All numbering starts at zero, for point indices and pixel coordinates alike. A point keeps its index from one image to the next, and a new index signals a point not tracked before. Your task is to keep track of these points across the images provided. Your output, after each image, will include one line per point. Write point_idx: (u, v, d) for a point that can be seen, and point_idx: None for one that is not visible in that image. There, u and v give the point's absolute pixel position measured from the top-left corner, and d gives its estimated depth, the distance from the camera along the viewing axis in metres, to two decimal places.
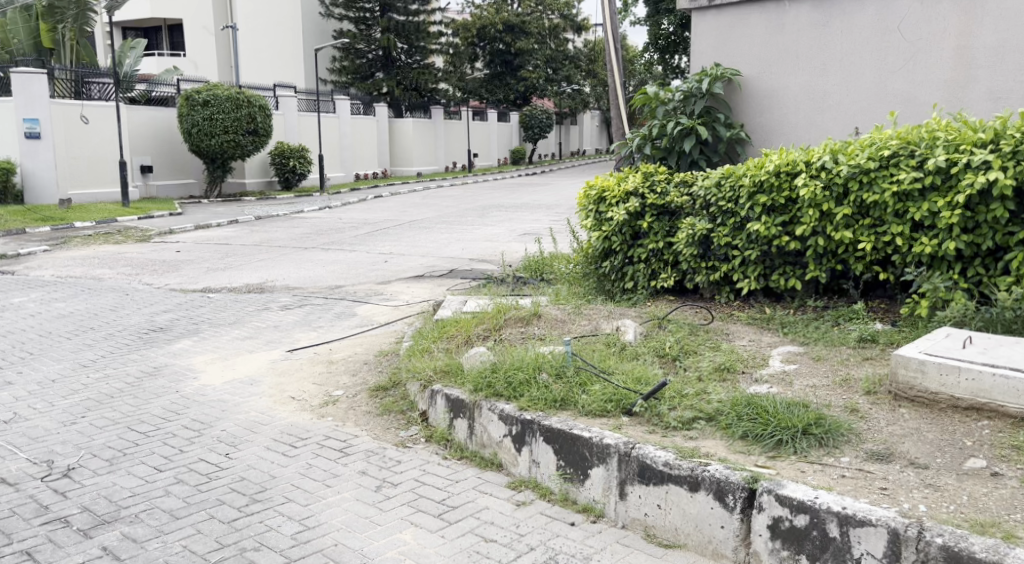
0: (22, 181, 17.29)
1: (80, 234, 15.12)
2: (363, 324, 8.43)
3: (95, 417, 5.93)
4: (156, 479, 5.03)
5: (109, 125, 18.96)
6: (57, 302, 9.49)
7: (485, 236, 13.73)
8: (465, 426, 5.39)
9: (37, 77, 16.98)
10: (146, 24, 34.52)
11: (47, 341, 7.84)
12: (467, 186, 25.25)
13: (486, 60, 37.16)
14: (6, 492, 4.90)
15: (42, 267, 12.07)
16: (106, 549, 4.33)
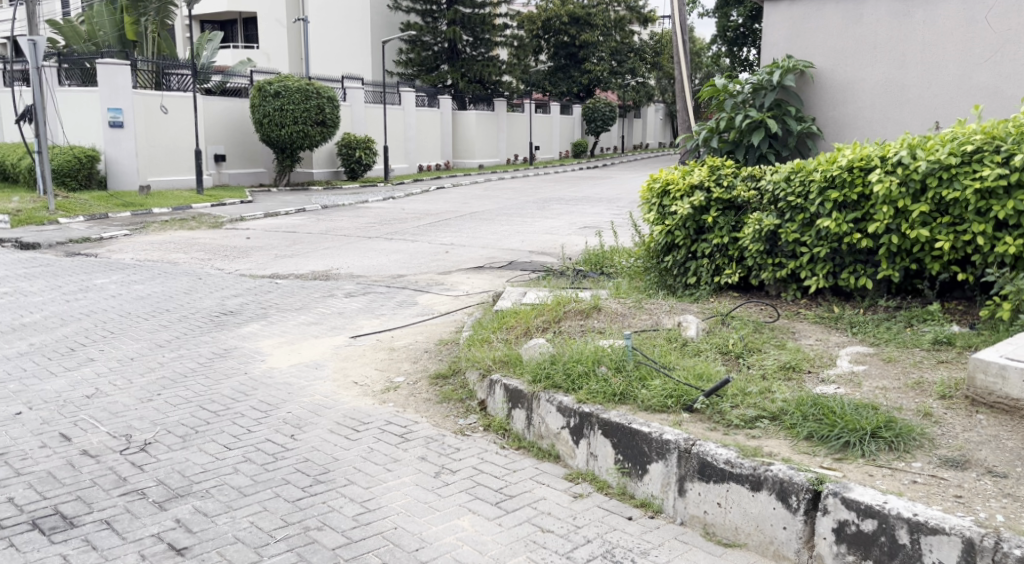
0: (106, 168, 17.99)
1: (158, 219, 15.55)
2: (424, 313, 8.52)
3: (170, 395, 6.11)
4: (225, 457, 5.16)
5: (186, 115, 19.40)
6: (135, 284, 9.79)
7: (545, 228, 13.73)
8: (523, 417, 5.41)
9: (121, 68, 17.51)
10: (222, 16, 35.37)
11: (127, 321, 8.10)
12: (528, 178, 25.26)
13: (550, 52, 37.15)
14: (87, 462, 5.08)
15: (123, 250, 12.47)
16: (179, 522, 4.46)
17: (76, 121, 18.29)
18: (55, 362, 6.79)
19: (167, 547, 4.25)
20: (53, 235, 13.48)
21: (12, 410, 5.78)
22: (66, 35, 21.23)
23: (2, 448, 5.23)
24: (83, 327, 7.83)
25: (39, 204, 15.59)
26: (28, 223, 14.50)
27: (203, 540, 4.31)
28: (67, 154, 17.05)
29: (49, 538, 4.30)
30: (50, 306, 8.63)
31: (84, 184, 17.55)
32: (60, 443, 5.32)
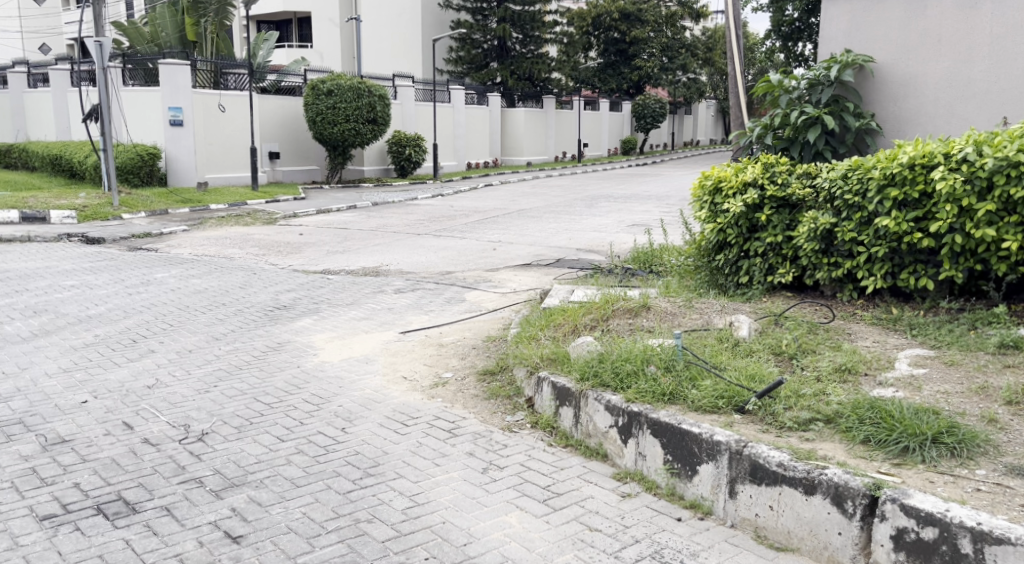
0: (166, 165, 18.45)
1: (215, 215, 15.84)
2: (472, 309, 8.55)
3: (226, 387, 6.22)
4: (279, 449, 5.23)
5: (243, 114, 19.69)
6: (193, 279, 9.97)
7: (594, 226, 13.66)
8: (570, 415, 5.39)
9: (181, 68, 17.94)
10: (278, 17, 35.91)
11: (185, 314, 8.26)
12: (576, 176, 25.19)
13: (599, 49, 37.17)
14: (147, 450, 5.18)
15: (181, 246, 12.71)
16: (235, 511, 4.53)
17: (139, 119, 18.73)
18: (118, 353, 6.95)
19: (223, 535, 4.32)
20: (116, 230, 13.80)
21: (77, 399, 5.93)
22: (130, 35, 21.70)
23: (68, 434, 5.37)
24: (144, 319, 7.99)
25: (103, 200, 15.95)
26: (94, 219, 14.86)
27: (258, 529, 4.38)
28: (131, 152, 17.55)
29: (113, 523, 4.39)
30: (113, 299, 8.82)
31: (146, 181, 18.01)
32: (122, 431, 5.44)
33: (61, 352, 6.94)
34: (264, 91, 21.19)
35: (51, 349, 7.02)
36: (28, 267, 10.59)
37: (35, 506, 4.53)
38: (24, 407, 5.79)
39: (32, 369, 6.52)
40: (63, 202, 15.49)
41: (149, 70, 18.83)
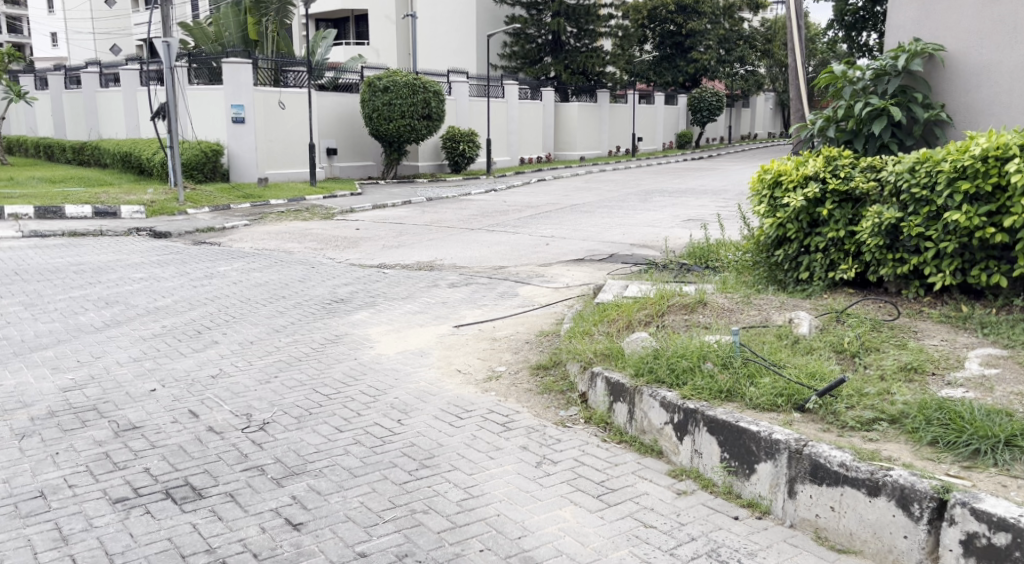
0: (229, 161, 18.81)
1: (275, 210, 16.09)
2: (525, 304, 8.54)
3: (286, 378, 6.32)
4: (337, 439, 5.30)
5: (302, 111, 19.96)
6: (254, 272, 10.15)
7: (649, 221, 13.55)
8: (625, 410, 5.36)
9: (244, 66, 18.17)
10: (335, 15, 36.36)
11: (247, 306, 8.41)
12: (630, 170, 25.01)
13: (655, 41, 36.79)
14: (211, 438, 5.29)
15: (242, 240, 12.94)
16: (295, 498, 4.60)
17: (203, 116, 19.15)
18: (184, 344, 7.10)
19: (284, 522, 4.39)
20: (181, 225, 14.09)
21: (147, 387, 6.08)
22: (195, 35, 22.14)
23: (138, 421, 5.50)
24: (208, 311, 8.16)
25: (169, 195, 16.31)
26: (161, 213, 15.20)
27: (317, 517, 4.43)
28: (195, 149, 17.94)
29: (180, 507, 4.50)
30: (179, 291, 9.02)
31: (210, 177, 18.40)
32: (188, 419, 5.56)
33: (131, 342, 7.11)
34: (322, 88, 21.45)
35: (122, 339, 7.20)
36: (99, 260, 10.89)
37: (107, 490, 4.65)
38: (97, 394, 5.95)
39: (104, 358, 6.71)
40: (132, 198, 15.88)
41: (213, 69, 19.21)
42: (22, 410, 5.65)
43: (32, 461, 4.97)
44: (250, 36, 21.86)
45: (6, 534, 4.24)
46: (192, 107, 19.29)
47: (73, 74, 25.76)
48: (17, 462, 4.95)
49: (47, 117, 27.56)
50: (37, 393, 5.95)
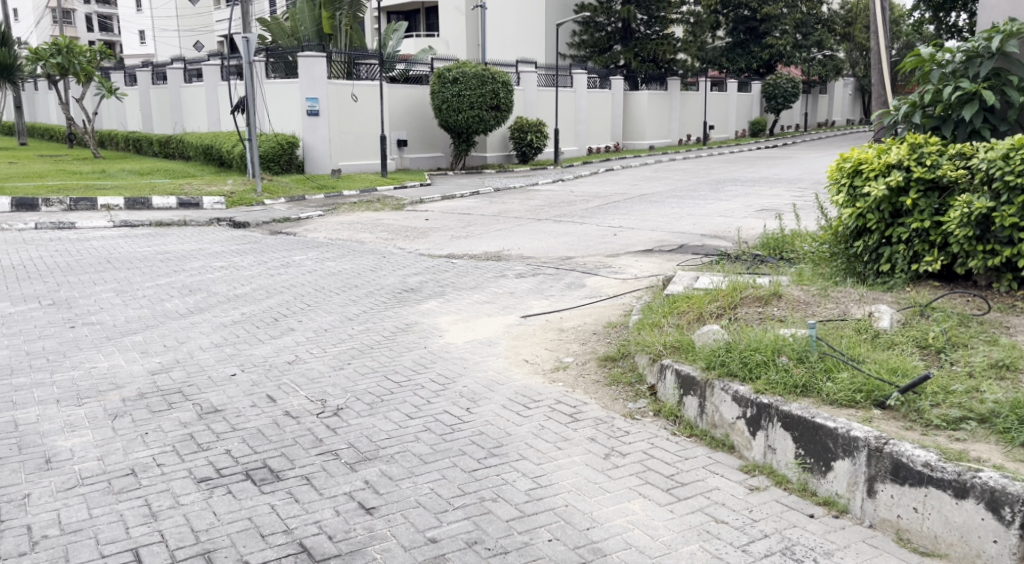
0: (303, 153, 19.11)
1: (348, 201, 16.31)
2: (593, 295, 8.48)
3: (358, 365, 6.39)
4: (408, 426, 5.33)
5: (374, 103, 20.13)
6: (328, 262, 10.29)
7: (720, 211, 13.31)
8: (695, 404, 5.27)
9: (318, 60, 18.47)
10: (407, 7, 36.70)
11: (321, 295, 8.54)
12: (701, 159, 24.64)
13: (728, 27, 36.16)
14: (288, 422, 5.38)
15: (317, 230, 13.15)
16: (368, 483, 4.64)
17: (280, 109, 19.58)
18: (262, 330, 7.23)
19: (358, 506, 4.43)
20: (259, 215, 14.38)
21: (227, 371, 6.22)
22: (273, 30, 22.51)
23: (220, 405, 5.62)
24: (285, 299, 8.30)
25: (248, 186, 16.68)
26: (240, 204, 15.55)
27: (389, 501, 4.47)
28: (271, 141, 18.42)
29: (260, 488, 4.58)
30: (257, 279, 9.20)
31: (286, 169, 18.83)
32: (267, 403, 5.66)
33: (213, 328, 7.28)
34: (393, 80, 21.63)
35: (204, 325, 7.37)
36: (182, 249, 11.18)
37: (192, 469, 4.76)
38: (182, 377, 6.11)
39: (189, 343, 6.87)
40: (214, 189, 16.30)
41: (289, 63, 19.57)
42: (114, 392, 5.82)
43: (123, 439, 5.12)
44: (326, 31, 22.15)
45: (99, 509, 4.36)
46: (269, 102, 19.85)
47: (160, 70, 26.54)
48: (110, 441, 5.10)
49: (134, 112, 28.47)
50: (128, 375, 6.13)
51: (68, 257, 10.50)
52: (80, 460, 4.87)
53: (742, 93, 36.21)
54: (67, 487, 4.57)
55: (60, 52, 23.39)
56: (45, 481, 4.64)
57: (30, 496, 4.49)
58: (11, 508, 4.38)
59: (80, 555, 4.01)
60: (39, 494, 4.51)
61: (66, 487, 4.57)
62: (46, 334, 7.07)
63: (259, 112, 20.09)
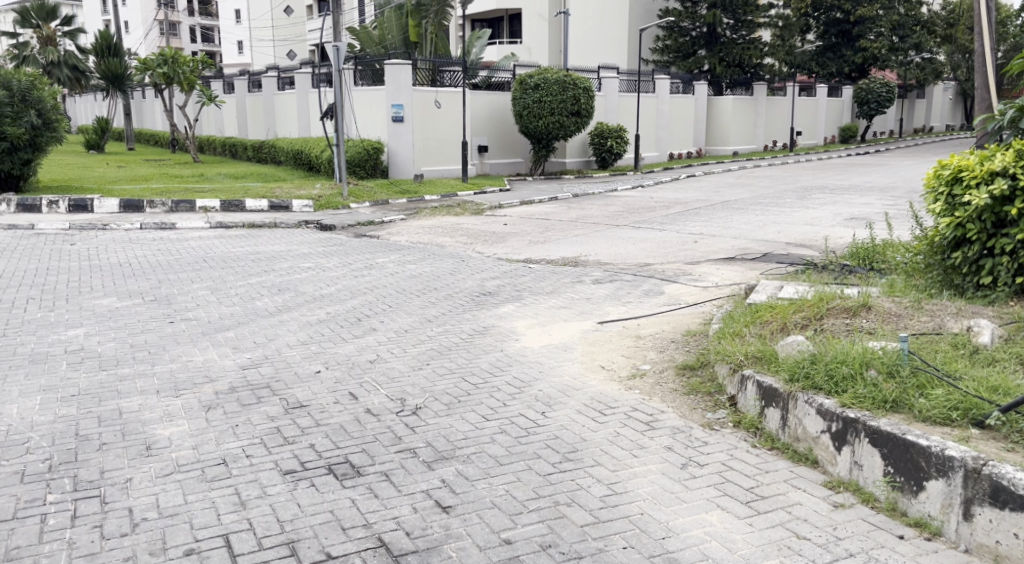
0: (387, 159, 19.42)
1: (429, 205, 16.44)
2: (670, 303, 8.35)
3: (437, 365, 6.43)
4: (484, 427, 5.32)
5: (456, 109, 20.32)
6: (410, 264, 10.41)
7: (806, 219, 12.98)
8: (777, 417, 5.13)
9: (404, 67, 18.63)
10: (490, 15, 37.03)
11: (402, 296, 8.64)
12: (787, 166, 24.05)
13: (819, 31, 35.60)
14: (368, 420, 5.43)
15: (399, 233, 13.31)
16: (445, 482, 4.65)
17: (367, 116, 20.02)
18: (346, 329, 7.34)
19: (434, 504, 4.44)
20: (345, 218, 14.65)
21: (313, 368, 6.33)
22: (362, 40, 23.11)
23: (305, 400, 5.72)
24: (368, 300, 8.42)
25: (335, 190, 17.02)
26: (327, 207, 15.83)
27: (465, 501, 4.46)
28: (357, 147, 18.81)
29: (341, 483, 4.63)
30: (342, 280, 9.37)
31: (371, 173, 19.17)
32: (349, 400, 5.73)
33: (300, 327, 7.42)
34: (476, 87, 21.75)
35: (292, 323, 7.52)
36: (272, 250, 11.45)
37: (278, 462, 4.85)
38: (271, 372, 6.24)
39: (277, 340, 7.01)
40: (303, 192, 16.67)
41: (376, 70, 19.89)
42: (208, 384, 5.98)
43: (216, 430, 5.24)
44: (411, 39, 22.59)
45: (193, 496, 4.48)
46: (357, 107, 20.37)
47: (255, 78, 27.37)
48: (203, 431, 5.23)
49: (229, 118, 29.41)
50: (221, 369, 6.31)
51: (167, 256, 10.87)
52: (177, 448, 5.00)
53: (832, 98, 35.28)
54: (165, 474, 4.71)
55: (165, 62, 24.28)
56: (144, 467, 4.78)
57: (131, 480, 4.63)
58: (114, 491, 4.52)
59: (175, 538, 4.12)
60: (139, 479, 4.65)
61: (164, 474, 4.70)
62: (147, 329, 7.31)
63: (347, 118, 20.62)
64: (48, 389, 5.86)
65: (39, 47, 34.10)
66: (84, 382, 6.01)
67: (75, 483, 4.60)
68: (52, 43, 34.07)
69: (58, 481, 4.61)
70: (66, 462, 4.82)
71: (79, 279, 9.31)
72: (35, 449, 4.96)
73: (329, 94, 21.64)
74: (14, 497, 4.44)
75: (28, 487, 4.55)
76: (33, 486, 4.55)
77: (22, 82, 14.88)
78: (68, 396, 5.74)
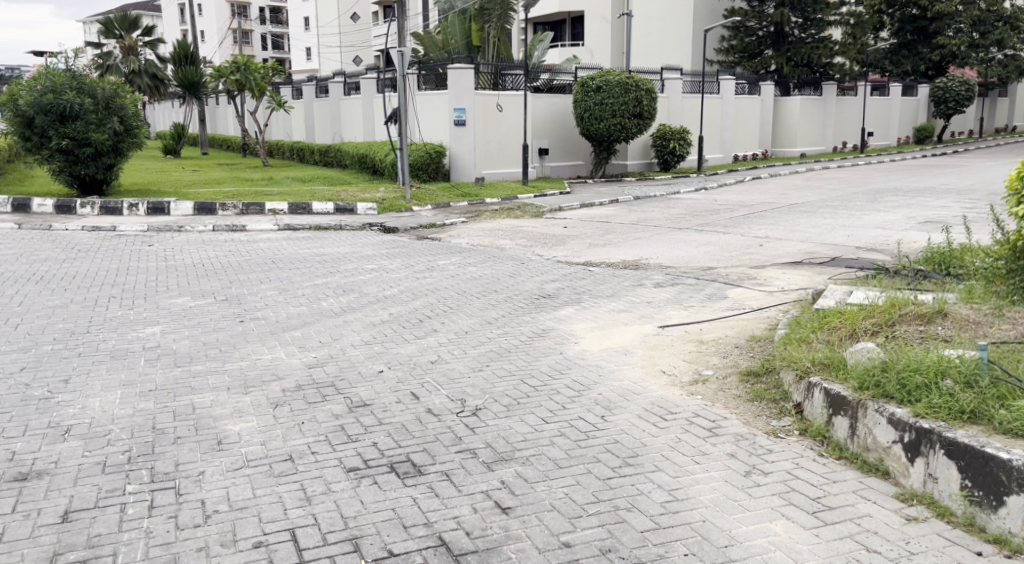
0: (449, 162, 19.51)
1: (490, 208, 16.45)
2: (734, 307, 8.19)
3: (497, 367, 6.40)
4: (544, 429, 5.27)
5: (518, 113, 20.31)
6: (470, 266, 10.42)
7: (878, 222, 12.64)
8: (846, 425, 4.96)
9: (467, 72, 18.79)
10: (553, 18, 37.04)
11: (462, 298, 8.64)
12: (857, 168, 23.48)
13: (894, 27, 34.76)
14: (429, 420, 5.42)
15: (461, 235, 13.36)
16: (505, 483, 4.61)
17: (430, 120, 20.17)
18: (407, 330, 7.36)
19: (494, 505, 4.40)
20: (408, 220, 14.78)
21: (375, 368, 6.35)
22: (426, 44, 23.32)
23: (368, 399, 5.73)
24: (430, 301, 8.44)
25: (398, 193, 17.17)
26: (390, 210, 15.95)
27: (524, 503, 4.41)
28: (420, 150, 18.93)
29: (403, 481, 4.62)
30: (404, 282, 9.41)
31: (433, 176, 19.29)
32: (410, 400, 5.73)
33: (364, 327, 7.46)
34: (537, 90, 21.70)
35: (356, 324, 7.57)
36: (337, 251, 11.59)
37: (342, 459, 4.87)
38: (336, 371, 6.29)
39: (341, 340, 7.07)
40: (367, 196, 16.86)
41: (439, 74, 20.04)
42: (275, 382, 6.05)
43: (283, 427, 5.29)
44: (474, 43, 22.63)
45: (262, 489, 4.52)
46: (421, 111, 20.53)
47: (321, 83, 27.80)
48: (271, 427, 5.29)
49: (297, 122, 29.95)
50: (288, 367, 6.37)
51: (237, 256, 11.09)
52: (246, 444, 5.06)
53: (908, 97, 34.35)
54: (235, 468, 4.76)
55: (238, 69, 24.86)
56: (216, 460, 4.84)
57: (204, 473, 4.70)
58: (188, 483, 4.59)
59: (245, 531, 4.16)
60: (211, 472, 4.72)
61: (234, 468, 4.76)
62: (219, 327, 7.44)
63: (410, 122, 20.81)
64: (128, 384, 6.00)
65: (121, 57, 35.31)
66: (161, 377, 6.14)
67: (152, 474, 4.68)
68: (134, 53, 35.29)
69: (137, 472, 4.70)
70: (144, 454, 4.91)
71: (154, 279, 9.54)
72: (115, 441, 5.07)
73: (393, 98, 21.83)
74: (95, 487, 4.54)
75: (108, 477, 4.65)
76: (113, 476, 4.65)
77: (106, 90, 15.34)
78: (145, 390, 5.87)
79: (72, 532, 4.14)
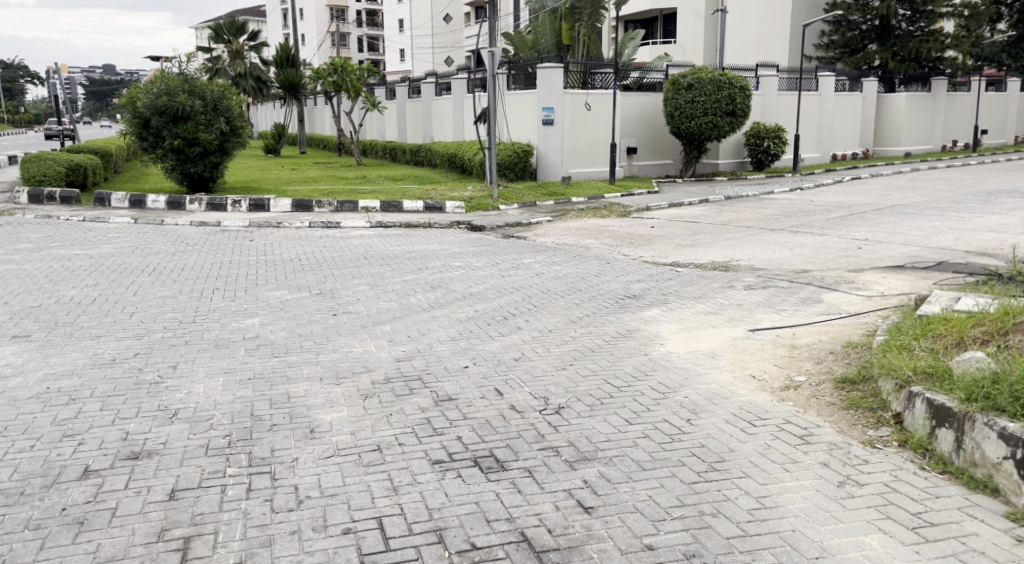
0: (537, 161, 19.45)
1: (576, 207, 16.26)
2: (829, 311, 7.86)
3: (580, 366, 6.28)
4: (628, 431, 5.12)
5: (607, 112, 20.09)
6: (555, 265, 10.30)
7: (989, 225, 11.99)
8: (951, 438, 4.67)
9: (556, 71, 18.66)
10: (645, 16, 36.64)
11: (546, 296, 8.53)
12: (965, 168, 22.41)
13: (1012, 20, 33.14)
14: (512, 417, 5.33)
15: (547, 234, 13.24)
16: (587, 482, 4.49)
17: (519, 119, 20.15)
18: (492, 327, 7.30)
19: (577, 504, 4.28)
20: (495, 219, 14.77)
21: (461, 363, 6.31)
22: (516, 44, 23.14)
23: (453, 393, 5.69)
24: (514, 299, 8.37)
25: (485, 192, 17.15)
26: (478, 208, 15.98)
27: (608, 503, 4.28)
28: (508, 149, 18.93)
29: (486, 476, 4.55)
30: (490, 279, 9.36)
31: (520, 175, 19.26)
32: (494, 396, 5.66)
33: (451, 323, 7.44)
34: (628, 88, 21.52)
35: (443, 319, 7.54)
36: (426, 249, 11.63)
37: (427, 451, 4.83)
38: (422, 365, 6.27)
39: (429, 335, 7.05)
40: (455, 194, 16.90)
41: (528, 73, 20.09)
42: (365, 374, 6.08)
43: (371, 418, 5.29)
44: (564, 42, 22.59)
45: (351, 478, 4.51)
46: (509, 110, 20.50)
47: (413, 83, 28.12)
48: (361, 418, 5.29)
49: (389, 121, 30.36)
50: (377, 360, 6.39)
51: (330, 252, 11.24)
52: (337, 432, 5.08)
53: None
54: (326, 456, 4.77)
55: (335, 71, 25.33)
56: (308, 448, 4.86)
57: (297, 460, 4.72)
58: (283, 468, 4.62)
59: (334, 517, 4.16)
60: (304, 459, 4.74)
61: (325, 456, 4.77)
62: (313, 319, 7.54)
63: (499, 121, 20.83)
64: (229, 371, 6.12)
65: (229, 61, 36.36)
66: (259, 366, 6.24)
67: (250, 458, 4.73)
68: (240, 57, 36.34)
69: (236, 456, 4.76)
70: (243, 439, 4.97)
71: (255, 272, 9.74)
72: (217, 425, 5.16)
73: (484, 97, 21.86)
74: (197, 468, 4.61)
75: (209, 459, 4.72)
76: (215, 458, 4.72)
77: (214, 92, 15.86)
78: (244, 378, 5.96)
79: (177, 510, 4.21)
